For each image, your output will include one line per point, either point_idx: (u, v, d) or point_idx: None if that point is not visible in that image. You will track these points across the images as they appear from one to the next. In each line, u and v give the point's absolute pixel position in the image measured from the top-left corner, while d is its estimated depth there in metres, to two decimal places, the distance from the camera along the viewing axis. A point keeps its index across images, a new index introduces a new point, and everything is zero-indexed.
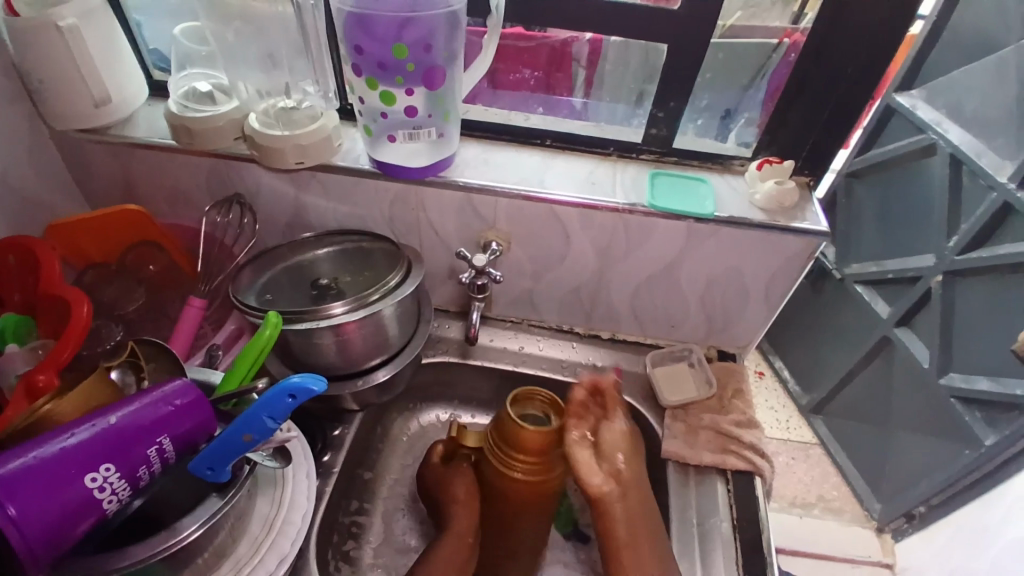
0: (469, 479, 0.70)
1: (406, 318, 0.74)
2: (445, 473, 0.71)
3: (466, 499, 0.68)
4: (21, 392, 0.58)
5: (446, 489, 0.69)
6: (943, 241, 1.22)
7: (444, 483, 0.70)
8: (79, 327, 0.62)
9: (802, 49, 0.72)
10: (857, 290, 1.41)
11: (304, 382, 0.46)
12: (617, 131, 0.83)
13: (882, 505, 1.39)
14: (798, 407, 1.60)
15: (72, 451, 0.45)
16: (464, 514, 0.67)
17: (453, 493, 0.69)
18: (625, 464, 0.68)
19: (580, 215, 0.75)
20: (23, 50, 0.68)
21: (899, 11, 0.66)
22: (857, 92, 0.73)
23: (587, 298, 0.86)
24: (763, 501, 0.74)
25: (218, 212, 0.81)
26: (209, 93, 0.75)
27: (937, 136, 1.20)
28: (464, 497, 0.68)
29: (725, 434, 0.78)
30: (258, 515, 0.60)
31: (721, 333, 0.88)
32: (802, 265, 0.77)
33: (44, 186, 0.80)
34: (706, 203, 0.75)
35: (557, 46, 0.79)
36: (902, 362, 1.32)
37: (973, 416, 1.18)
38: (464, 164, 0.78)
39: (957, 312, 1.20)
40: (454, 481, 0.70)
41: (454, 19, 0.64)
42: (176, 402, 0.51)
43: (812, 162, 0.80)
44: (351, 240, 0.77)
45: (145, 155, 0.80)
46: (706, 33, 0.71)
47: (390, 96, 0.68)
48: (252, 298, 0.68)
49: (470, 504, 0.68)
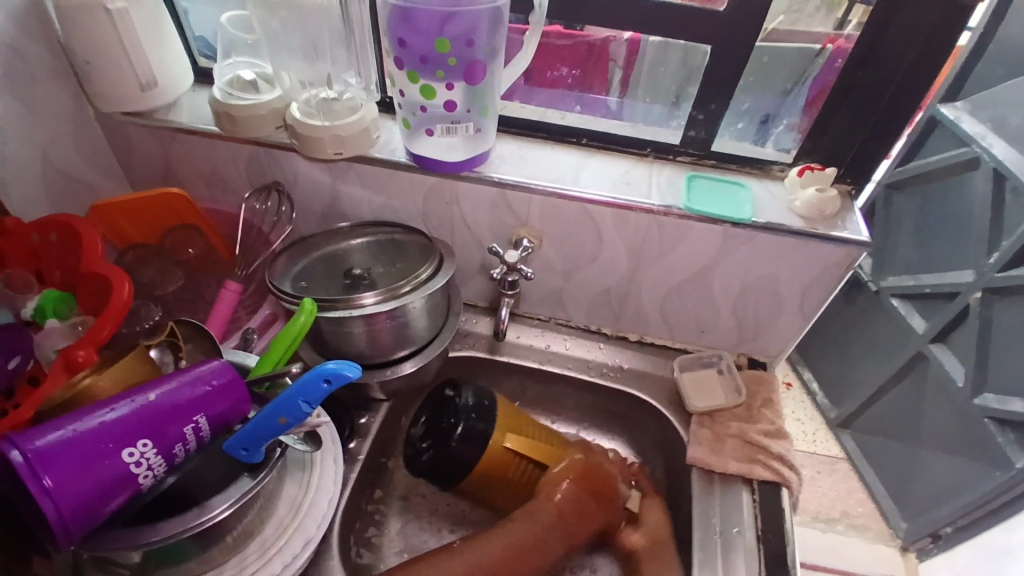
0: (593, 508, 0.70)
1: (435, 312, 0.74)
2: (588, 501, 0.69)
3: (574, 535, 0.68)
4: (60, 366, 0.59)
5: (579, 522, 0.68)
6: (982, 257, 1.17)
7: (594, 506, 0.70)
8: (119, 306, 0.64)
9: (847, 55, 0.70)
10: (891, 303, 1.38)
11: (339, 368, 0.46)
12: (654, 132, 0.82)
13: (907, 524, 1.35)
14: (825, 420, 1.56)
15: (111, 425, 0.46)
16: (563, 536, 0.67)
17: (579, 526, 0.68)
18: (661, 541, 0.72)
19: (613, 216, 0.75)
20: (77, 33, 0.70)
21: (951, 14, 0.64)
22: (905, 99, 0.71)
23: (617, 299, 0.85)
24: (790, 513, 0.72)
25: (257, 199, 0.83)
26: (253, 81, 0.77)
27: (980, 150, 1.16)
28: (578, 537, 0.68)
29: (752, 444, 0.77)
30: (286, 498, 0.60)
31: (753, 340, 0.86)
32: (841, 274, 0.74)
33: (87, 167, 0.82)
34: (744, 207, 0.73)
35: (595, 44, 0.79)
36: (934, 378, 1.28)
37: (1006, 437, 1.14)
38: (499, 160, 0.78)
39: (994, 330, 1.16)
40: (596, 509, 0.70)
41: (497, 15, 0.64)
42: (213, 382, 0.51)
43: (856, 170, 0.78)
44: (385, 232, 0.78)
45: (187, 140, 0.81)
46: (749, 34, 0.70)
47: (430, 90, 0.68)
48: (287, 285, 0.69)
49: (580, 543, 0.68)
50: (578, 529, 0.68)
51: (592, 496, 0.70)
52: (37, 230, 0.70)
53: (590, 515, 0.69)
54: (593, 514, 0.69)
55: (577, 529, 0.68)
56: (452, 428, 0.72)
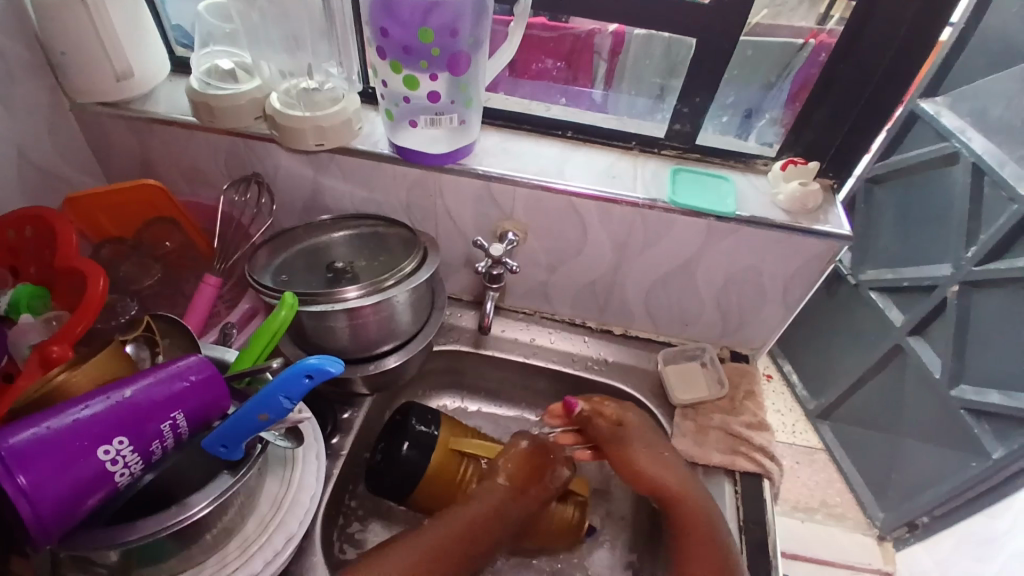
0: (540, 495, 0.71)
1: (420, 305, 0.74)
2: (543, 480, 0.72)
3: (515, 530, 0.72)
4: (35, 362, 0.58)
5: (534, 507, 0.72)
6: (961, 251, 1.19)
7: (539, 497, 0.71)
8: (93, 304, 0.62)
9: (831, 49, 0.71)
10: (872, 296, 1.40)
11: (321, 363, 0.46)
12: (639, 125, 0.82)
13: (884, 513, 1.38)
14: (804, 412, 1.58)
15: (86, 423, 0.45)
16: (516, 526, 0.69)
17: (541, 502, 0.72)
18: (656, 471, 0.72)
19: (599, 209, 0.75)
20: (51, 23, 0.68)
21: (932, 9, 0.65)
22: (886, 93, 0.72)
23: (602, 292, 0.85)
24: (771, 505, 0.73)
25: (236, 191, 0.82)
26: (232, 71, 0.75)
27: (960, 144, 1.18)
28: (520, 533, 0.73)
29: (735, 436, 0.78)
30: (268, 494, 0.60)
31: (735, 333, 0.87)
32: (822, 267, 0.75)
33: (62, 159, 0.80)
34: (728, 200, 0.74)
35: (580, 37, 0.78)
36: (913, 370, 1.31)
37: (983, 429, 1.17)
38: (484, 152, 0.78)
39: (971, 323, 1.18)
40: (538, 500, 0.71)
41: (481, 5, 0.63)
42: (191, 378, 0.50)
43: (837, 163, 0.79)
44: (368, 224, 0.77)
45: (165, 132, 0.79)
46: (734, 28, 0.70)
47: (414, 81, 0.67)
48: (268, 278, 0.68)
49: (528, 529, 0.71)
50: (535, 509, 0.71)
51: (540, 481, 0.72)
52: (11, 226, 0.69)
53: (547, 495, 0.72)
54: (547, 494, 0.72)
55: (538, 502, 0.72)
56: (396, 448, 0.72)
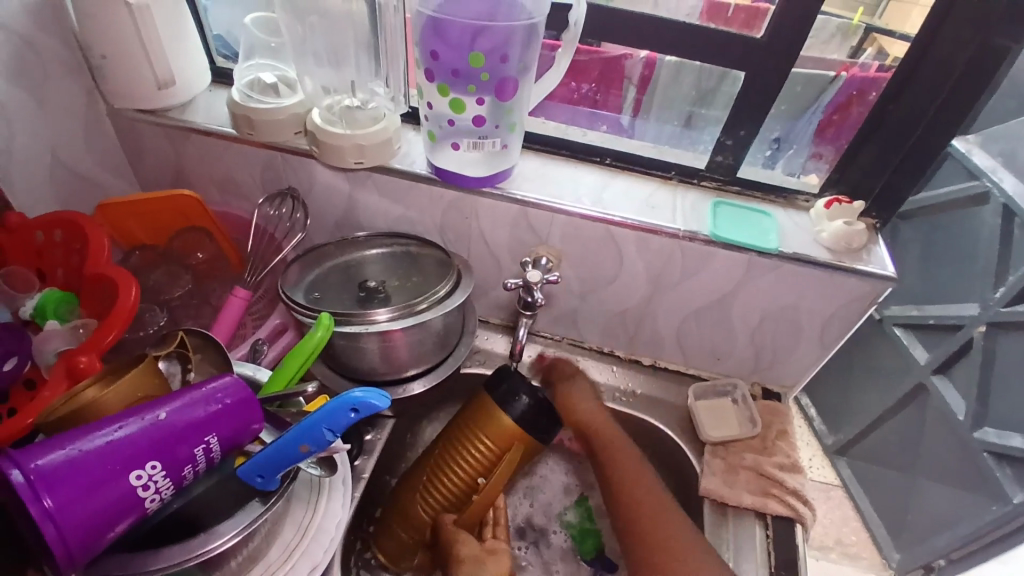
0: (458, 479, 0.69)
1: (451, 330, 0.72)
2: (434, 462, 0.71)
3: (490, 468, 0.69)
4: (61, 372, 0.57)
5: (452, 461, 0.69)
6: (988, 291, 1.14)
7: (450, 473, 0.69)
8: (124, 314, 0.61)
9: (884, 88, 0.70)
10: (895, 333, 1.32)
11: (368, 398, 0.44)
12: (678, 154, 0.81)
13: (900, 554, 1.26)
14: (821, 446, 1.44)
15: (118, 445, 0.43)
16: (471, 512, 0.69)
17: (440, 450, 0.71)
18: (582, 403, 0.79)
19: (637, 239, 0.73)
20: (94, 28, 0.68)
21: (988, 53, 0.63)
22: (936, 136, 0.70)
23: (632, 323, 0.84)
24: (803, 550, 0.71)
25: (271, 205, 0.81)
26: (273, 84, 0.74)
27: (990, 184, 1.16)
28: (492, 441, 0.68)
29: (766, 477, 0.76)
30: (293, 520, 0.58)
31: (768, 370, 0.85)
32: (864, 309, 0.74)
33: (97, 164, 0.80)
34: (771, 236, 0.72)
35: (612, 60, 0.77)
36: (934, 412, 1.21)
37: (1005, 472, 1.08)
38: (521, 176, 0.77)
39: (998, 363, 1.10)
40: (454, 468, 0.69)
41: (533, 33, 0.63)
42: (225, 401, 0.49)
43: (881, 204, 0.77)
44: (401, 243, 0.76)
45: (201, 141, 0.79)
46: (783, 63, 0.69)
47: (459, 104, 0.67)
48: (300, 295, 0.67)
49: (487, 465, 0.69)
50: (459, 477, 0.69)
51: (438, 492, 0.69)
52: (41, 228, 0.67)
53: (426, 467, 0.71)
54: (452, 432, 0.71)
55: (452, 478, 0.69)
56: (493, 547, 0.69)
